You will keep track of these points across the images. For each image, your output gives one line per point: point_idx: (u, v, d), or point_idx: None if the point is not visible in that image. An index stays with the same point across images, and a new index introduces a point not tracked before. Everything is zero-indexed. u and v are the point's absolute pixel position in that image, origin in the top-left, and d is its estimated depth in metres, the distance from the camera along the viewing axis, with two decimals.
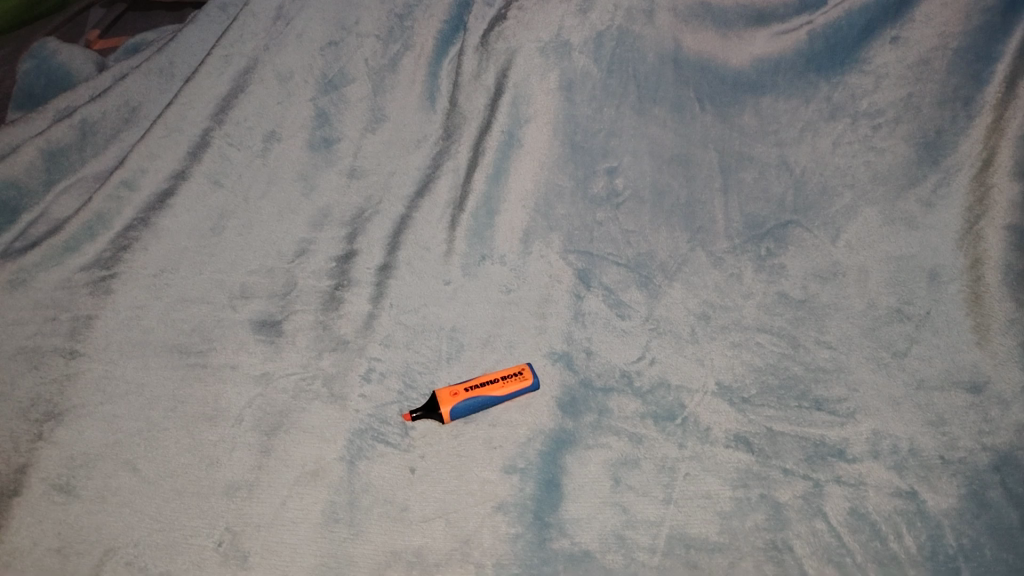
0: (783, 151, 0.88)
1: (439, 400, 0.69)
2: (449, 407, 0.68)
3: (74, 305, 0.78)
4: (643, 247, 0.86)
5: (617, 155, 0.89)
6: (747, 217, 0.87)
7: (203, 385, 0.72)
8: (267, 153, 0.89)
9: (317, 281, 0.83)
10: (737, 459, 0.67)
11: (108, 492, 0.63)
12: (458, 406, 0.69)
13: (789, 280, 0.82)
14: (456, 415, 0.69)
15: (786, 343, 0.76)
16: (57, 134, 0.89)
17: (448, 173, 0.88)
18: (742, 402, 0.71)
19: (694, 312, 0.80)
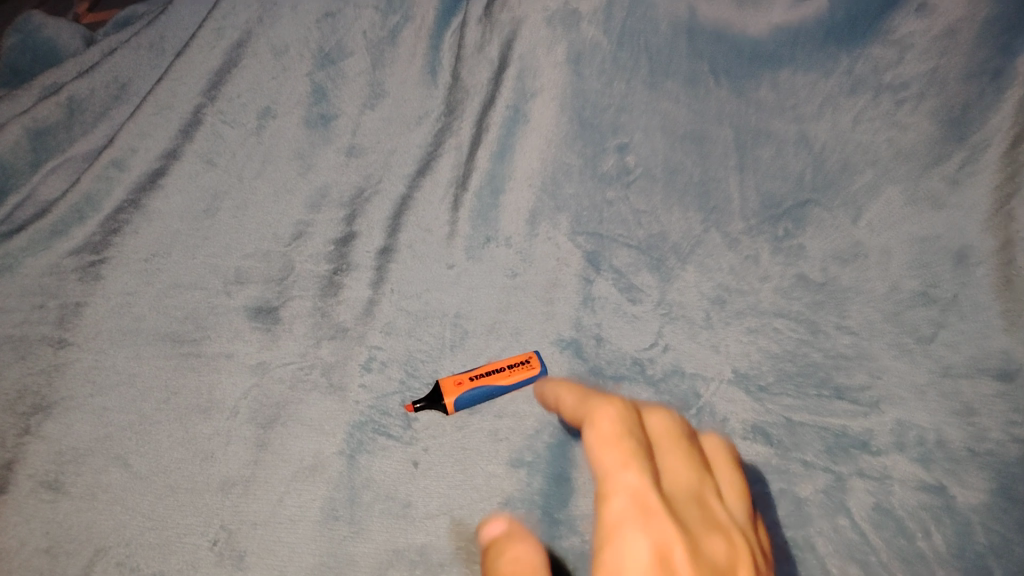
0: (803, 127, 0.82)
1: (444, 390, 0.66)
2: (454, 396, 0.66)
3: (63, 292, 0.75)
4: (655, 229, 0.83)
5: (628, 131, 0.84)
6: (763, 196, 0.83)
7: (197, 375, 0.69)
8: (262, 132, 0.85)
9: (314, 266, 0.79)
10: (755, 451, 0.63)
11: (99, 490, 0.60)
12: (464, 397, 0.66)
13: (808, 263, 0.79)
14: (460, 405, 0.66)
15: (805, 329, 0.73)
16: (44, 112, 0.85)
17: (450, 152, 0.85)
18: (759, 391, 0.68)
19: (708, 296, 0.77)
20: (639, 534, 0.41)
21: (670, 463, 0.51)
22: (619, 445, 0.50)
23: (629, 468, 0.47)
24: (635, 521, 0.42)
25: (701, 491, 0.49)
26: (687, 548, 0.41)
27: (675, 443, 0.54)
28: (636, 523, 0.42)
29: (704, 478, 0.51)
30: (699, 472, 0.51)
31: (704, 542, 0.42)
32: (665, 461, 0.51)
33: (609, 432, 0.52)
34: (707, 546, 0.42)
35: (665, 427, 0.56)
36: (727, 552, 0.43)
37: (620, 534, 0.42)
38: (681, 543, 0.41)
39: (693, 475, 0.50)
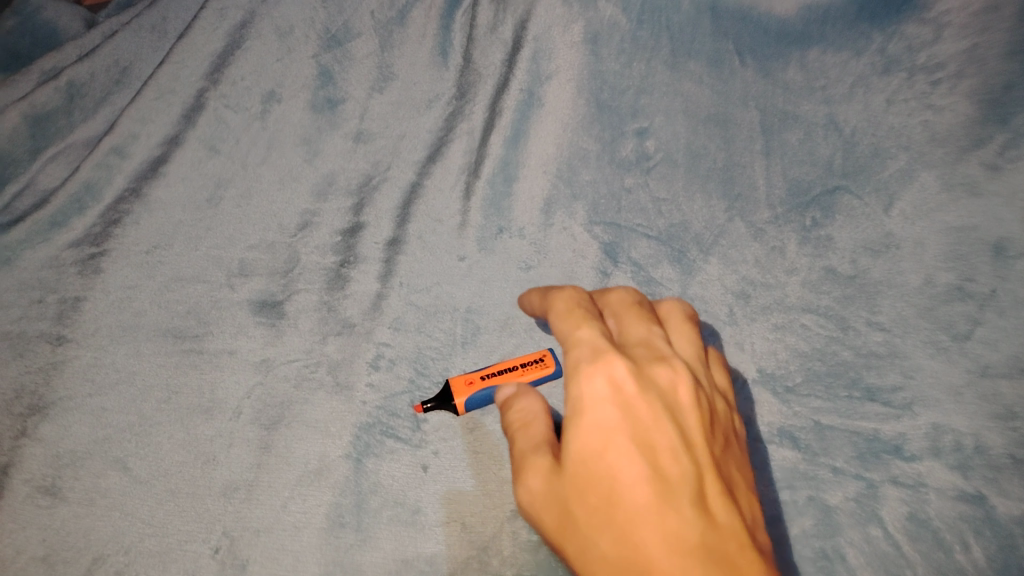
0: (831, 110, 0.78)
1: (456, 388, 0.62)
2: (466, 395, 0.62)
3: (62, 286, 0.73)
4: (677, 218, 0.79)
5: (648, 115, 0.81)
6: (790, 183, 0.78)
7: (199, 374, 0.67)
8: (266, 116, 0.82)
9: (321, 257, 0.76)
10: (781, 456, 0.61)
11: (97, 495, 0.59)
12: (476, 396, 0.62)
13: (837, 254, 0.73)
14: (472, 404, 0.62)
15: (835, 325, 0.69)
16: (42, 97, 0.82)
17: (461, 137, 0.82)
18: (785, 392, 0.65)
19: (732, 290, 0.73)
20: (593, 379, 0.48)
21: (626, 322, 0.55)
22: (570, 318, 0.54)
23: (581, 331, 0.53)
24: (592, 370, 0.49)
25: (648, 335, 0.53)
26: (636, 387, 0.47)
27: (637, 308, 0.56)
28: (591, 369, 0.49)
29: (654, 326, 0.55)
30: (646, 323, 0.55)
31: (652, 378, 0.48)
32: (616, 314, 0.56)
33: (564, 304, 0.56)
34: (654, 383, 0.48)
35: (623, 298, 0.57)
36: (675, 385, 0.49)
37: (579, 378, 0.49)
38: (629, 384, 0.48)
39: (642, 325, 0.54)
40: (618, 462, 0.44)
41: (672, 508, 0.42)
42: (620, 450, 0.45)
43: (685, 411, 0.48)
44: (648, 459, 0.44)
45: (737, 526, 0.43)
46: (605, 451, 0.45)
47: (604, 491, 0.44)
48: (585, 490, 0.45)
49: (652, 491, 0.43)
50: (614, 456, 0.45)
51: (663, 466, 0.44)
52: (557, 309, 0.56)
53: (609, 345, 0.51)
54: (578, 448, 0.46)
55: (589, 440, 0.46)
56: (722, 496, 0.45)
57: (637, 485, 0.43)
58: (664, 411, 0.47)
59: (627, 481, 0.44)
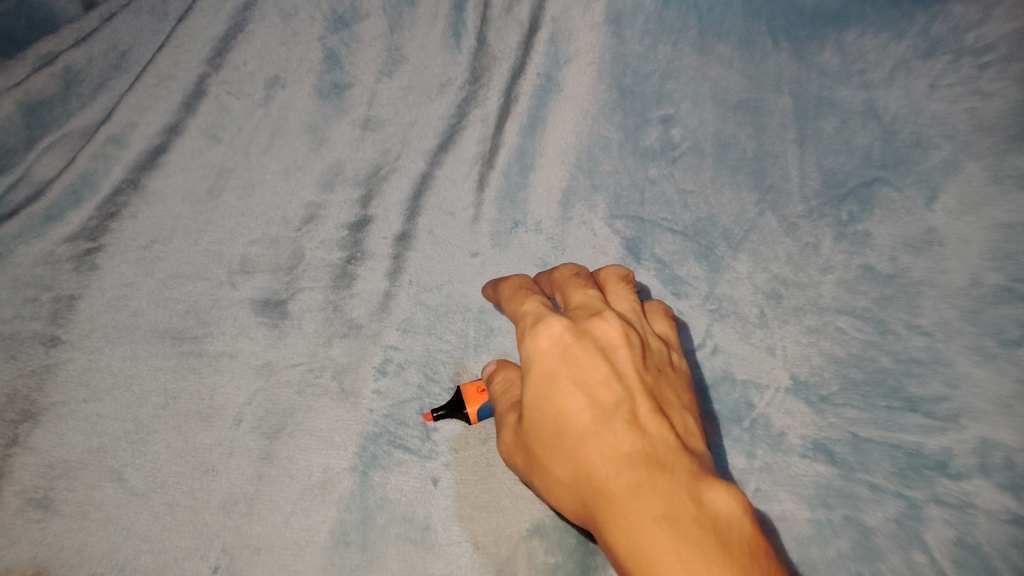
0: (869, 95, 0.73)
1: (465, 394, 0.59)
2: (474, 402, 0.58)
3: (56, 283, 0.69)
4: (703, 212, 0.74)
5: (673, 102, 0.78)
6: (825, 174, 0.73)
7: (198, 379, 0.63)
8: (270, 102, 0.78)
9: (326, 253, 0.72)
10: (815, 472, 0.56)
11: (91, 508, 0.55)
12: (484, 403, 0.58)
13: (875, 251, 0.67)
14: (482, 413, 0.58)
15: (873, 328, 0.63)
16: (37, 84, 0.79)
17: (475, 124, 0.78)
18: (820, 402, 0.60)
19: (762, 290, 0.69)
20: (537, 336, 0.51)
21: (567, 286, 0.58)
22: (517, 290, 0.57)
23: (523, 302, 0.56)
24: (533, 329, 0.52)
25: (581, 293, 0.56)
26: (572, 335, 0.51)
27: (579, 276, 0.58)
28: (534, 329, 0.51)
29: (590, 284, 0.57)
30: (581, 286, 0.57)
31: (586, 328, 0.52)
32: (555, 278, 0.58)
33: (510, 284, 0.60)
34: (588, 331, 0.51)
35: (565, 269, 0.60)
36: (607, 330, 0.52)
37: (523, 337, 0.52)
38: (566, 334, 0.51)
39: (577, 287, 0.56)
40: (561, 399, 0.48)
41: (609, 430, 0.47)
42: (564, 389, 0.48)
43: (618, 350, 0.51)
44: (587, 394, 0.48)
45: (668, 436, 0.47)
46: (548, 393, 0.49)
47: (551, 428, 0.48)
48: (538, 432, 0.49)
49: (592, 419, 0.47)
50: (559, 395, 0.48)
51: (597, 399, 0.48)
52: (504, 286, 0.59)
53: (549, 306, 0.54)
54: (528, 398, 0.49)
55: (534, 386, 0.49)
56: (655, 414, 0.48)
57: (579, 414, 0.48)
58: (598, 352, 0.50)
59: (569, 415, 0.48)
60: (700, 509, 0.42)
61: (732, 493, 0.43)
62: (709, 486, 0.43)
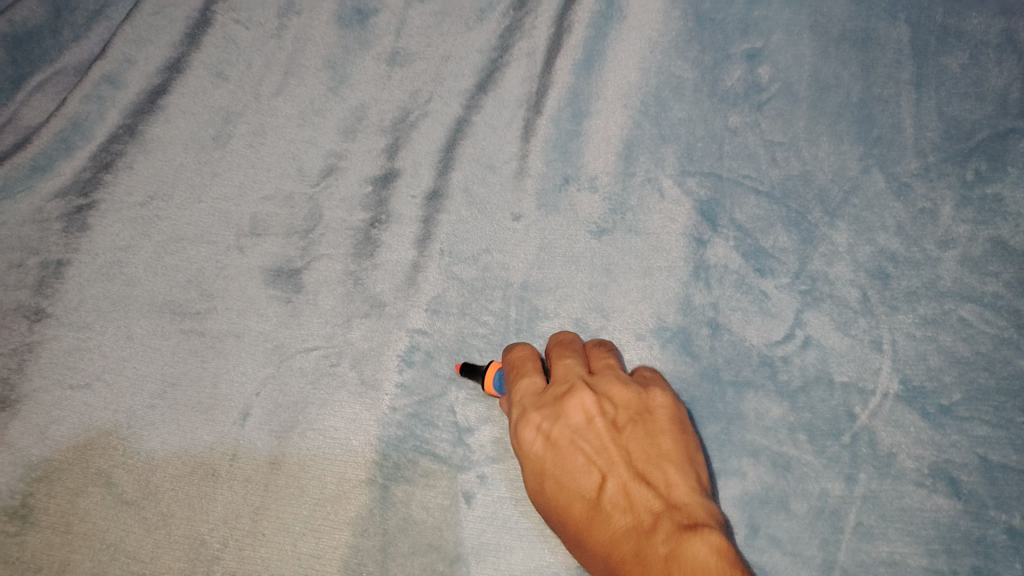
0: (1009, 24, 0.61)
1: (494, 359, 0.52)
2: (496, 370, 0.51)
3: (43, 246, 0.60)
4: (795, 168, 0.60)
5: (762, 32, 0.63)
6: (946, 124, 0.60)
7: (201, 363, 0.55)
8: (283, 33, 0.67)
9: (347, 214, 0.61)
10: (935, 507, 0.49)
11: (74, 520, 0.49)
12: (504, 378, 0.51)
13: (1009, 222, 0.57)
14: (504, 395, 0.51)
15: (1006, 319, 0.54)
16: (23, 12, 0.69)
17: (520, 60, 0.65)
18: (939, 414, 0.51)
19: (867, 268, 0.57)
20: (519, 430, 0.47)
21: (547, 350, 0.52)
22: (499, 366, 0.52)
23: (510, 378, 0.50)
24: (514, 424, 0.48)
25: (562, 359, 0.50)
26: (550, 426, 0.46)
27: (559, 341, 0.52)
28: (515, 422, 0.47)
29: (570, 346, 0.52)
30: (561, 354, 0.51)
31: (562, 410, 0.47)
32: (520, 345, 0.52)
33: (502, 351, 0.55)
34: (561, 415, 0.47)
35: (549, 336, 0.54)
36: (582, 406, 0.47)
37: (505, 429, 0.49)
38: (543, 426, 0.46)
39: (559, 353, 0.51)
40: (554, 492, 0.46)
41: (601, 513, 0.45)
42: (553, 484, 0.46)
43: (597, 429, 0.47)
44: (575, 484, 0.45)
45: (656, 503, 0.45)
46: (539, 485, 0.47)
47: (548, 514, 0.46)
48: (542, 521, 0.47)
49: (583, 506, 0.45)
50: (552, 490, 0.46)
51: (585, 492, 0.45)
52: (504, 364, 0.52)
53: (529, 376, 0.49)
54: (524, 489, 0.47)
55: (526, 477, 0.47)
56: (644, 488, 0.45)
57: (573, 505, 0.45)
58: (576, 438, 0.46)
59: (561, 505, 0.46)
60: (675, 565, 0.40)
61: (709, 541, 0.40)
62: (689, 538, 0.41)
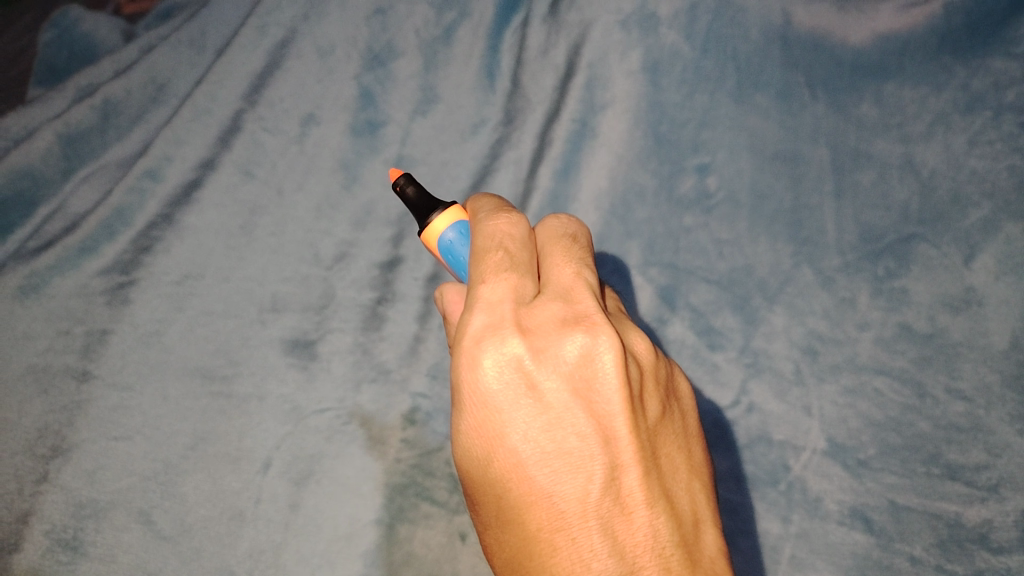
0: (908, 150, 0.71)
1: (449, 211, 0.55)
2: (453, 221, 0.55)
3: (89, 317, 0.67)
4: (739, 261, 0.72)
5: (709, 150, 0.75)
6: (862, 228, 0.71)
7: (227, 420, 0.63)
8: (305, 140, 0.75)
9: (357, 293, 0.71)
10: (853, 540, 0.61)
11: (118, 552, 0.58)
12: (455, 238, 0.54)
13: (914, 309, 0.68)
14: (444, 255, 0.55)
15: (911, 391, 0.65)
16: (76, 116, 0.76)
17: (508, 167, 0.78)
18: (857, 466, 0.64)
19: (798, 345, 0.69)
20: (489, 356, 0.43)
21: (547, 253, 0.49)
22: (478, 244, 0.48)
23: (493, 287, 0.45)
24: (485, 342, 0.43)
25: (574, 278, 0.47)
26: (537, 375, 0.43)
27: (563, 242, 0.49)
28: (483, 338, 0.43)
29: (582, 254, 0.49)
30: (571, 262, 0.48)
31: (563, 355, 0.44)
32: (515, 228, 0.49)
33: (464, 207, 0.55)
34: (557, 368, 0.44)
35: (549, 231, 0.50)
36: (595, 358, 0.44)
37: (464, 339, 0.44)
38: (528, 373, 0.43)
39: (563, 271, 0.48)
40: (523, 471, 0.42)
41: (582, 527, 0.42)
42: (526, 460, 0.42)
43: (606, 402, 0.44)
44: (553, 472, 0.42)
45: (662, 532, 0.43)
46: (498, 444, 0.43)
47: (494, 481, 0.43)
48: (479, 487, 0.44)
49: (561, 506, 0.42)
50: (524, 468, 0.42)
51: (570, 491, 0.42)
52: (480, 251, 0.47)
53: (522, 281, 0.46)
54: (467, 429, 0.44)
55: (480, 422, 0.43)
56: (648, 509, 0.43)
57: (542, 498, 0.42)
58: (574, 403, 0.43)
59: (526, 489, 0.42)
60: None
61: None
62: None
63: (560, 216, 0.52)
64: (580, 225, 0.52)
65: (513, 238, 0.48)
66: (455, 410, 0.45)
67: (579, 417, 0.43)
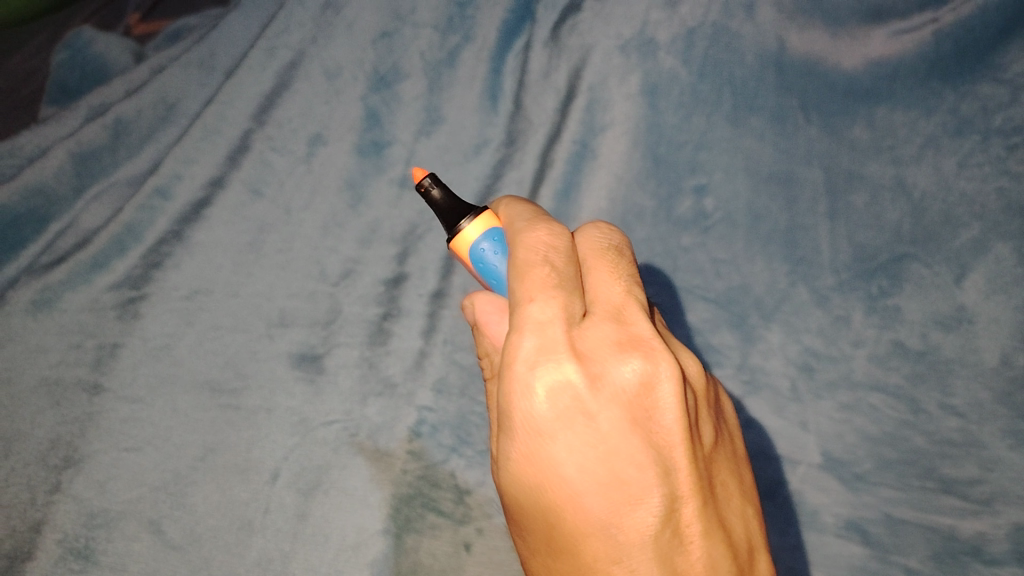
0: (900, 172, 0.72)
1: (481, 218, 0.55)
2: (485, 229, 0.55)
3: (99, 330, 0.69)
4: (736, 279, 0.75)
5: (706, 171, 0.77)
6: (856, 248, 0.73)
7: (236, 432, 0.66)
8: (312, 159, 0.76)
9: (363, 309, 0.73)
10: (851, 552, 0.66)
11: (129, 561, 0.60)
12: (488, 244, 0.54)
13: (906, 327, 0.70)
14: (476, 263, 0.55)
15: (906, 407, 0.69)
16: (89, 135, 0.77)
17: (511, 187, 0.80)
18: (854, 479, 0.68)
19: (795, 363, 0.72)
20: (542, 382, 0.43)
21: (594, 267, 0.48)
22: (520, 255, 0.47)
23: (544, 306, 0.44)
24: (538, 367, 0.43)
25: (626, 299, 0.47)
26: (595, 402, 0.42)
27: (609, 256, 0.49)
28: (536, 363, 0.43)
29: (631, 271, 0.49)
30: (621, 281, 0.47)
31: (621, 382, 0.43)
32: (558, 240, 0.48)
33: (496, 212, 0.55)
34: (615, 395, 0.43)
35: (592, 242, 0.49)
36: (654, 386, 0.43)
37: (515, 363, 0.43)
38: (587, 401, 0.42)
39: (614, 290, 0.47)
40: (579, 502, 0.43)
41: (641, 560, 0.42)
42: (581, 491, 0.42)
43: (665, 432, 0.43)
44: (610, 504, 0.42)
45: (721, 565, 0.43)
46: (553, 472, 0.43)
47: (548, 509, 0.43)
48: (530, 512, 0.44)
49: (619, 540, 0.42)
50: (580, 499, 0.42)
51: (630, 524, 0.42)
52: (522, 263, 0.46)
53: (570, 299, 0.45)
54: (520, 456, 0.44)
55: (534, 449, 0.43)
56: (708, 542, 0.44)
57: (597, 530, 0.42)
58: (632, 433, 0.43)
59: (581, 520, 0.42)
60: None
61: None
62: None
63: (601, 225, 0.51)
64: (619, 235, 0.51)
65: (558, 251, 0.47)
66: (504, 435, 0.45)
67: (636, 446, 0.43)
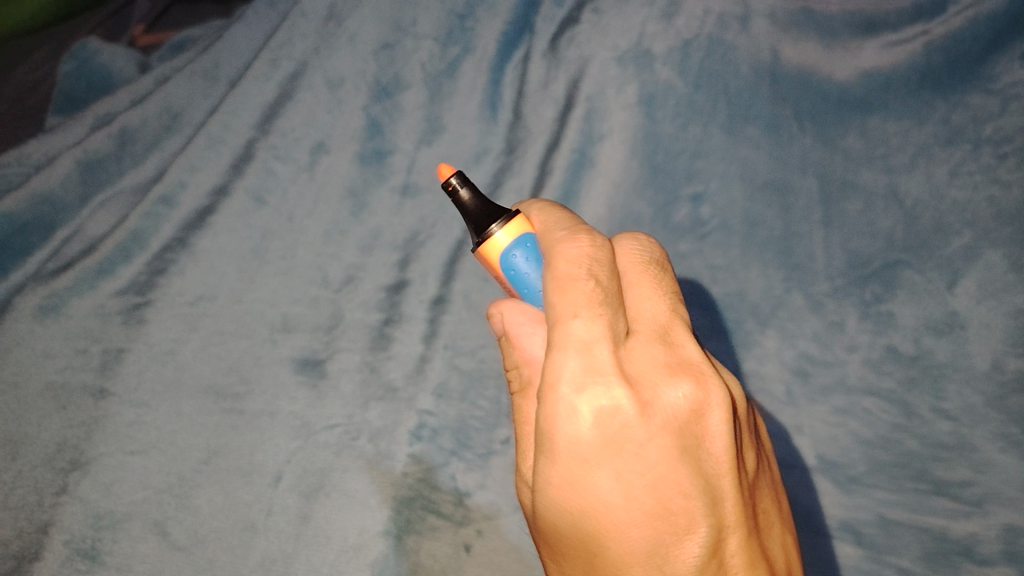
0: (892, 180, 0.73)
1: (514, 223, 0.54)
2: (517, 235, 0.54)
3: (105, 335, 0.69)
4: (732, 286, 0.77)
5: (703, 179, 0.78)
6: (849, 255, 0.74)
7: (240, 435, 0.67)
8: (314, 167, 0.76)
9: (365, 313, 0.74)
10: (843, 553, 0.68)
11: (134, 561, 0.62)
12: (518, 251, 0.54)
13: (899, 333, 0.71)
14: (506, 271, 0.55)
15: (899, 411, 0.71)
16: (95, 143, 0.78)
17: (510, 194, 0.81)
18: (848, 481, 0.70)
19: (790, 367, 0.74)
20: (590, 409, 0.42)
21: (637, 285, 0.48)
22: (562, 269, 0.46)
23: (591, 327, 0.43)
24: (586, 391, 0.42)
25: (671, 321, 0.47)
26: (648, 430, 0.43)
27: (650, 272, 0.49)
28: (585, 387, 0.42)
29: (673, 289, 0.49)
30: (666, 302, 0.48)
31: (671, 409, 0.43)
32: (600, 253, 0.47)
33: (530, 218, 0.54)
34: (666, 422, 0.43)
35: (631, 257, 0.50)
36: (704, 414, 0.44)
37: (560, 385, 0.43)
38: (639, 430, 0.43)
39: (659, 309, 0.47)
40: (625, 531, 0.44)
41: None
42: (626, 519, 0.43)
43: (712, 459, 0.45)
44: (655, 534, 0.44)
45: None
46: (599, 500, 0.43)
47: (592, 537, 0.44)
48: (571, 537, 0.45)
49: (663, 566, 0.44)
50: (626, 528, 0.44)
51: (676, 552, 0.44)
52: (563, 278, 0.45)
53: (615, 318, 0.45)
54: (562, 484, 0.44)
55: (579, 477, 0.43)
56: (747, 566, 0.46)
57: (641, 558, 0.44)
58: (682, 461, 0.44)
59: (624, 548, 0.44)
60: None
61: None
62: None
63: (639, 237, 0.52)
64: (658, 249, 0.52)
65: (601, 265, 0.46)
66: (544, 459, 0.44)
67: (685, 474, 0.44)
